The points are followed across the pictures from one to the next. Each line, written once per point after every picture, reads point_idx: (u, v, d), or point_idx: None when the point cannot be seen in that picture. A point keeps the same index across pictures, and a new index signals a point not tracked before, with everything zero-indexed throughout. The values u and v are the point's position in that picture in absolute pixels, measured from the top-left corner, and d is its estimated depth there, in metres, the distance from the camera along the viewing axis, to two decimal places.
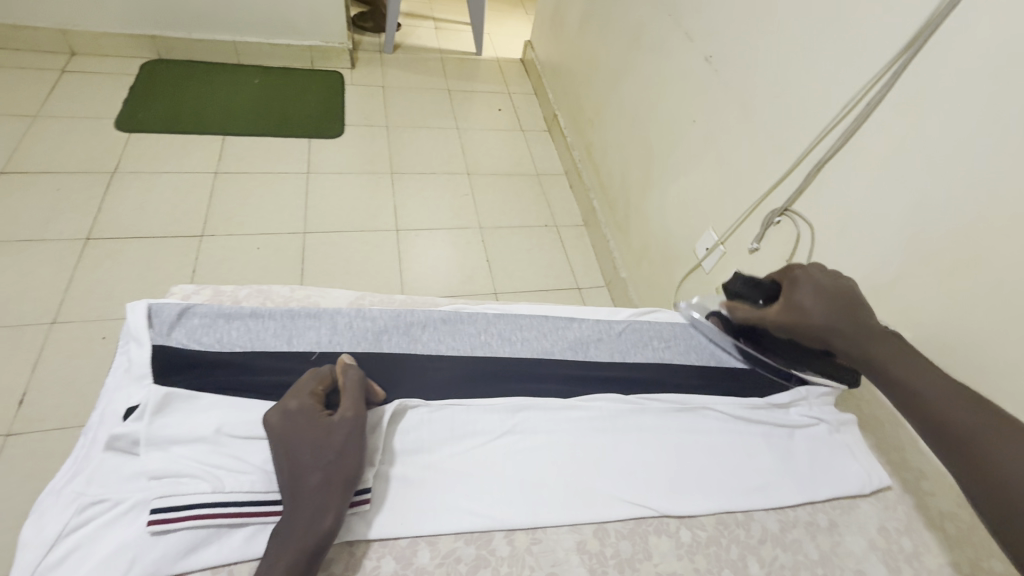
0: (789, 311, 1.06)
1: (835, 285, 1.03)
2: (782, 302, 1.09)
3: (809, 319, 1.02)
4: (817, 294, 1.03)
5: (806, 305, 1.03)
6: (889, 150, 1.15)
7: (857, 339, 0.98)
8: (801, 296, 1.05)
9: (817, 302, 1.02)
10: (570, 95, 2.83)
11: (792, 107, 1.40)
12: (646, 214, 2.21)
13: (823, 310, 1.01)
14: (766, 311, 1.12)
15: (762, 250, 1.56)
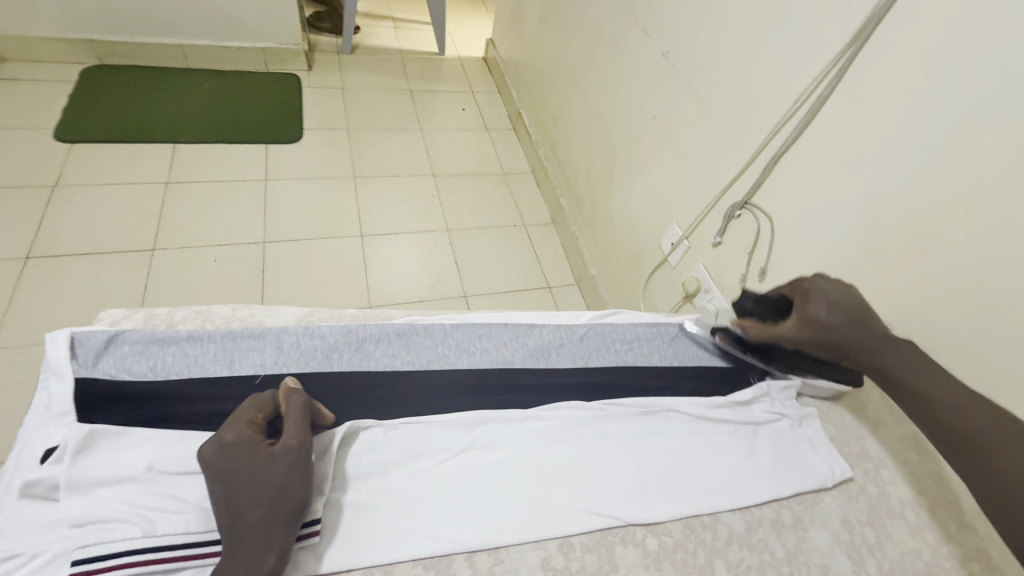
0: (801, 329, 0.70)
1: (847, 294, 0.70)
2: (793, 316, 0.72)
3: (826, 338, 0.68)
4: (830, 306, 0.69)
5: (822, 320, 0.68)
6: (782, 118, 1.05)
7: (861, 338, 0.66)
8: (814, 310, 0.70)
9: (832, 315, 0.68)
10: (489, 86, 2.66)
11: (688, 86, 1.32)
12: (565, 206, 2.06)
13: (839, 324, 0.67)
14: (778, 331, 0.74)
15: (672, 238, 1.45)
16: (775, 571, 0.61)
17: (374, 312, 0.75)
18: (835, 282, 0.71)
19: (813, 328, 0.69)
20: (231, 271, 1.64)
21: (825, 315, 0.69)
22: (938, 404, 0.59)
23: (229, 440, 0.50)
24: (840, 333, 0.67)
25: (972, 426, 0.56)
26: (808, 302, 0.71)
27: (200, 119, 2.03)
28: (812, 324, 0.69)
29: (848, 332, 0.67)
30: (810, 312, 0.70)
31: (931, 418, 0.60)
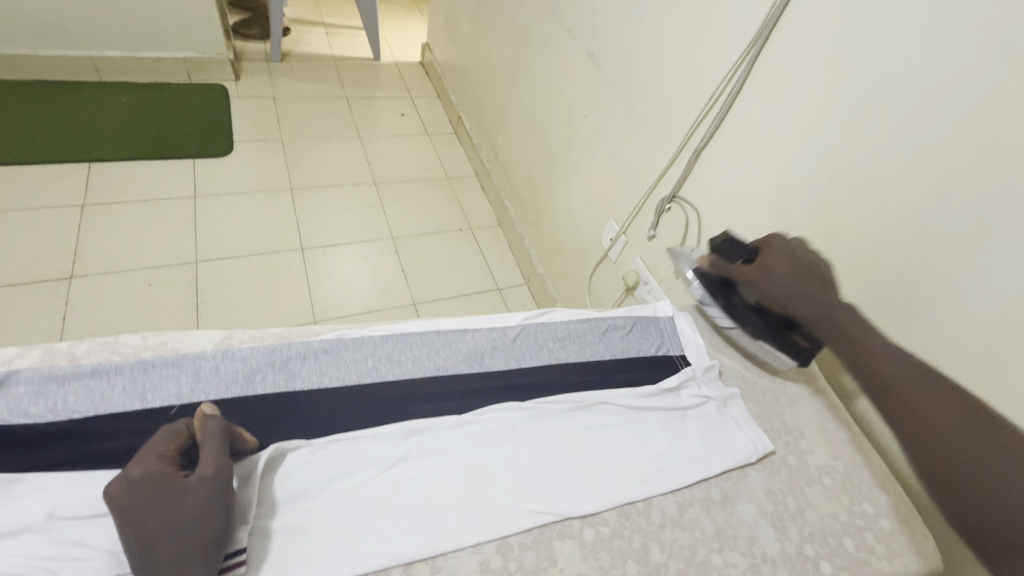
0: (758, 275, 0.79)
1: (810, 257, 0.78)
2: (754, 263, 0.81)
3: (777, 291, 0.78)
4: (789, 264, 0.78)
5: (777, 274, 0.78)
6: (698, 114, 1.10)
7: (818, 299, 0.75)
8: (773, 262, 0.79)
9: (793, 278, 0.77)
10: (427, 90, 2.64)
11: (614, 86, 1.36)
12: (509, 207, 2.08)
13: (794, 283, 0.77)
14: (735, 273, 0.82)
15: (610, 234, 1.49)
16: (706, 546, 0.64)
17: (299, 328, 0.73)
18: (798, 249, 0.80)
19: (769, 277, 0.78)
20: (161, 294, 1.55)
21: (781, 269, 0.78)
22: (895, 379, 0.66)
23: (135, 475, 0.48)
24: (791, 289, 0.77)
25: (922, 400, 0.63)
26: (769, 257, 0.80)
27: (118, 135, 1.91)
28: (770, 274, 0.78)
29: (800, 288, 0.76)
30: (769, 264, 0.79)
31: (886, 391, 0.66)
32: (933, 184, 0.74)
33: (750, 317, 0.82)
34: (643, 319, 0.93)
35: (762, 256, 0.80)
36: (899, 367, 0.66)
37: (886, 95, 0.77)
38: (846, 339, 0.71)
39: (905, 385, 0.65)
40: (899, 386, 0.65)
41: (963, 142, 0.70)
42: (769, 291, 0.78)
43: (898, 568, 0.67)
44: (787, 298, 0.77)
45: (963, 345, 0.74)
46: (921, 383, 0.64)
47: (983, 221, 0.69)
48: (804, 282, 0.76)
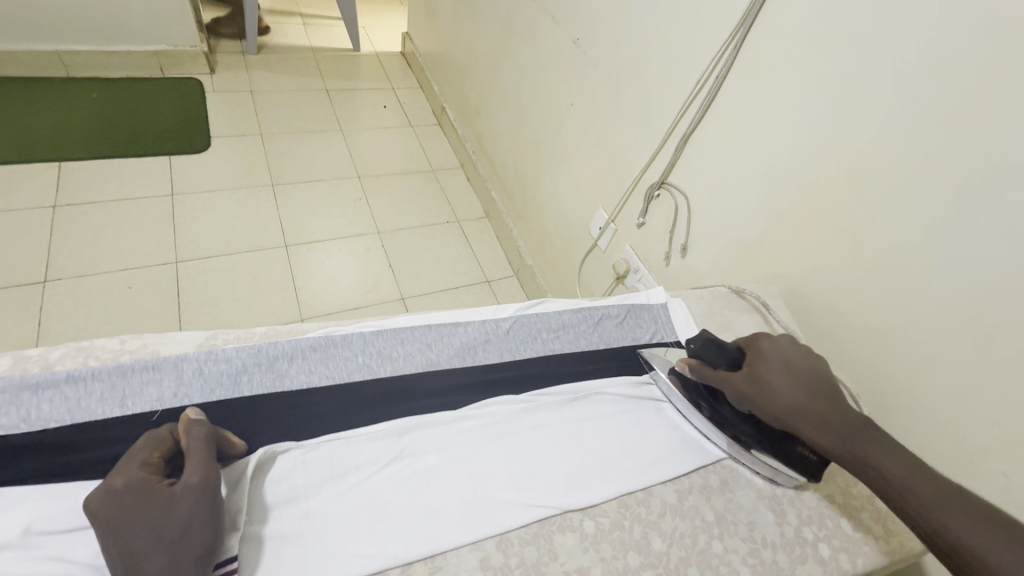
0: (750, 386, 0.67)
1: (806, 359, 0.67)
2: (744, 370, 0.69)
3: (779, 405, 0.64)
4: (786, 370, 0.65)
5: (774, 382, 0.65)
6: (686, 98, 1.09)
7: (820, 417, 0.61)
8: (766, 369, 0.66)
9: (796, 389, 0.64)
10: (409, 81, 2.59)
11: (600, 73, 1.34)
12: (496, 198, 2.05)
13: (792, 392, 0.63)
14: (722, 381, 0.69)
15: (599, 222, 1.48)
16: (706, 534, 0.64)
17: (286, 326, 0.71)
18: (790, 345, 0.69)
19: (763, 389, 0.65)
20: (141, 296, 1.51)
21: (777, 378, 0.65)
22: (921, 499, 0.52)
23: (117, 486, 0.45)
24: (793, 399, 0.63)
25: (960, 531, 0.49)
26: (758, 363, 0.68)
27: (89, 133, 1.84)
28: (763, 385, 0.66)
29: (802, 401, 0.63)
30: (761, 373, 0.66)
31: (920, 524, 0.52)
32: (925, 164, 0.73)
33: (741, 426, 0.70)
34: (637, 307, 0.92)
35: (752, 363, 0.69)
36: (925, 484, 0.53)
37: (875, 76, 0.77)
38: (853, 459, 0.58)
39: (936, 516, 0.51)
40: (915, 494, 0.53)
41: (952, 121, 0.69)
42: (767, 404, 0.65)
43: (894, 548, 0.68)
44: (787, 415, 0.63)
45: (954, 325, 0.75)
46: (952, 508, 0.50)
47: (973, 200, 0.69)
48: (809, 392, 0.63)
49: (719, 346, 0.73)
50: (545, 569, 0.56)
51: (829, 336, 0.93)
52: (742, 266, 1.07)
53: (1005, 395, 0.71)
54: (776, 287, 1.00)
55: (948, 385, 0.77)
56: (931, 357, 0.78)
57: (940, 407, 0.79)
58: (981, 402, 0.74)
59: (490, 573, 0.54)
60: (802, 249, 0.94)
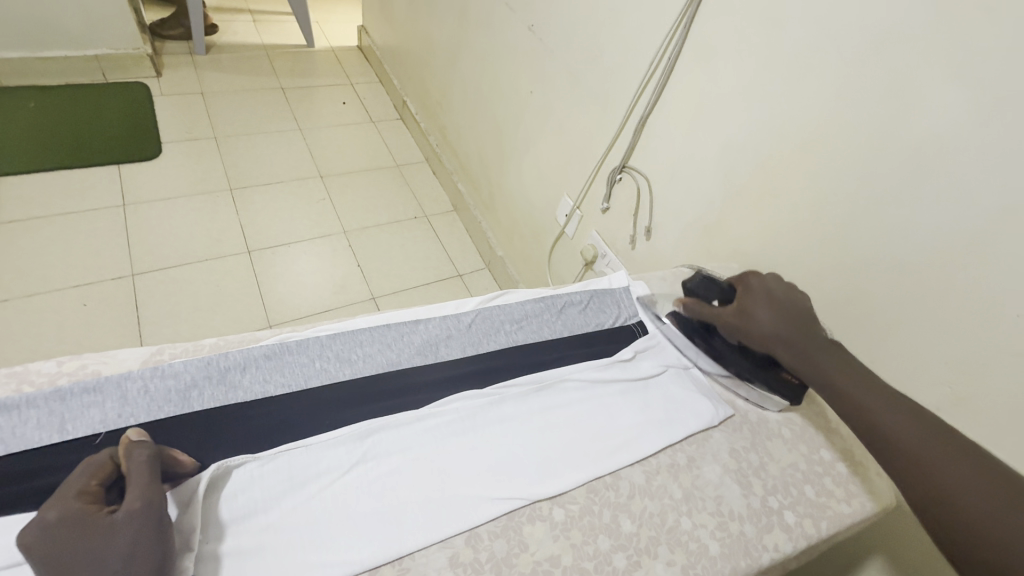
0: (739, 319, 0.75)
1: (788, 292, 0.75)
2: (734, 304, 0.77)
3: (767, 337, 0.72)
4: (770, 304, 0.73)
5: (760, 316, 0.73)
6: (641, 80, 1.09)
7: (795, 339, 0.70)
8: (753, 304, 0.74)
9: (777, 319, 0.72)
10: (368, 76, 2.53)
11: (556, 58, 1.33)
12: (463, 190, 2.03)
13: (775, 320, 0.72)
14: (715, 314, 0.78)
15: (565, 210, 1.48)
16: (675, 511, 0.64)
17: (237, 335, 0.69)
18: (776, 282, 0.76)
19: (750, 320, 0.74)
20: (97, 313, 1.44)
21: (761, 308, 0.74)
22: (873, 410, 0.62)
23: (51, 519, 0.44)
24: (780, 330, 0.71)
25: (911, 440, 0.58)
26: (750, 300, 0.75)
27: (29, 144, 1.74)
28: (747, 316, 0.74)
29: (784, 331, 0.71)
30: (747, 306, 0.75)
31: (868, 427, 0.62)
32: (868, 135, 0.75)
33: (734, 357, 0.79)
34: (600, 292, 0.92)
35: (740, 297, 0.77)
36: (874, 397, 0.63)
37: (818, 49, 0.78)
38: (834, 385, 0.66)
39: (892, 426, 0.60)
40: (864, 402, 0.63)
41: (894, 88, 0.71)
42: (752, 332, 0.73)
43: (856, 509, 0.70)
44: (772, 342, 0.72)
45: (903, 288, 0.77)
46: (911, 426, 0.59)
47: (915, 166, 0.71)
48: (794, 322, 0.71)
49: (714, 284, 0.81)
50: (516, 561, 0.56)
51: None
52: (704, 244, 1.08)
53: (953, 353, 0.74)
54: (737, 264, 1.02)
55: (901, 348, 0.80)
56: (884, 321, 0.81)
57: (893, 369, 0.81)
58: (930, 362, 0.76)
59: (459, 570, 0.54)
60: (760, 224, 0.95)
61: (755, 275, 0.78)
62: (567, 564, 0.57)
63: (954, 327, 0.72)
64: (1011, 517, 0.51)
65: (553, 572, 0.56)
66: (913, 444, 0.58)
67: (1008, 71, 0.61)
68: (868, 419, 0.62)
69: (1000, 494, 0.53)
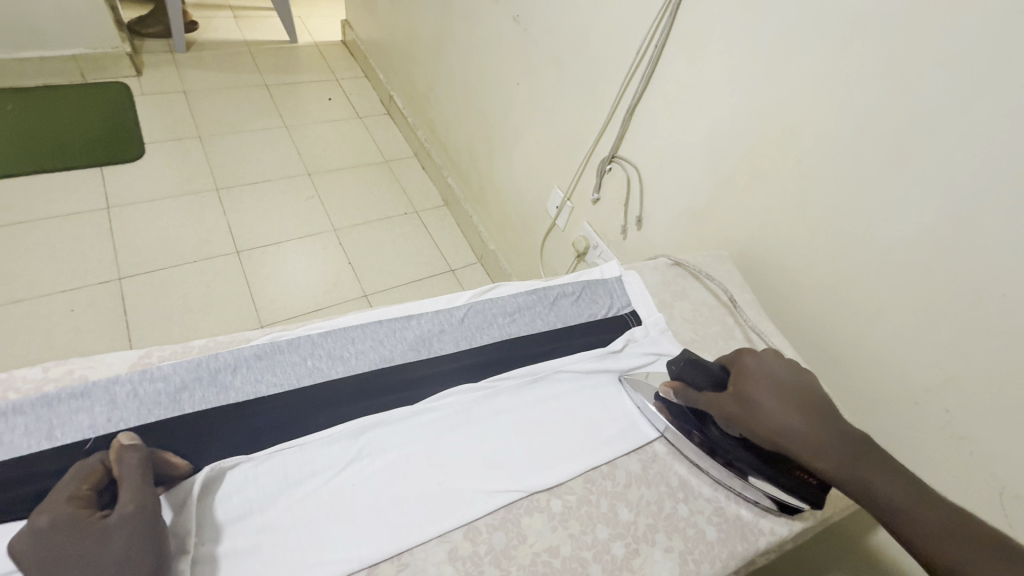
0: (739, 409, 0.62)
1: (792, 374, 0.63)
2: (730, 391, 0.64)
3: (773, 427, 0.59)
4: (776, 392, 0.60)
5: (765, 405, 0.60)
6: (628, 68, 1.08)
7: (811, 432, 0.57)
8: (753, 389, 0.62)
9: (787, 410, 0.59)
10: (354, 71, 2.50)
11: (543, 49, 1.32)
12: (453, 184, 2.02)
13: (784, 412, 0.59)
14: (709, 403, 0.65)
15: (556, 202, 1.47)
16: (671, 498, 0.65)
17: (226, 335, 0.68)
18: (773, 363, 0.64)
19: (753, 409, 0.61)
20: (85, 318, 1.42)
21: (765, 396, 0.61)
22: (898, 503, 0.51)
23: (42, 525, 0.43)
24: (789, 423, 0.58)
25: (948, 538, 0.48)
26: (748, 387, 0.62)
27: (7, 147, 1.70)
28: (750, 404, 0.61)
29: (799, 426, 0.58)
30: (748, 392, 0.62)
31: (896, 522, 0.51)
32: (855, 119, 0.76)
33: (736, 452, 0.64)
34: (592, 283, 0.91)
35: (737, 381, 0.64)
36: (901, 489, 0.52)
37: (804, 34, 0.78)
38: (878, 499, 0.52)
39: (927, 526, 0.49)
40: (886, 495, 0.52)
41: (880, 71, 0.71)
42: (759, 427, 0.60)
43: (850, 491, 0.71)
44: (780, 438, 0.58)
45: (892, 271, 0.78)
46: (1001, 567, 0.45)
47: (903, 149, 0.72)
48: (805, 412, 0.59)
49: (703, 365, 0.68)
50: (515, 553, 0.56)
51: (780, 293, 0.95)
52: (695, 233, 1.08)
53: (941, 333, 0.74)
54: (729, 252, 1.02)
55: (889, 330, 0.80)
56: (875, 303, 0.81)
57: (883, 352, 0.82)
58: (919, 342, 0.77)
59: (458, 564, 0.54)
60: (749, 211, 0.96)
61: (749, 355, 0.66)
62: (566, 554, 0.57)
63: (942, 307, 0.73)
64: None
65: (553, 562, 0.56)
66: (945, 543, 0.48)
67: (991, 50, 0.61)
68: (927, 545, 0.48)
69: None
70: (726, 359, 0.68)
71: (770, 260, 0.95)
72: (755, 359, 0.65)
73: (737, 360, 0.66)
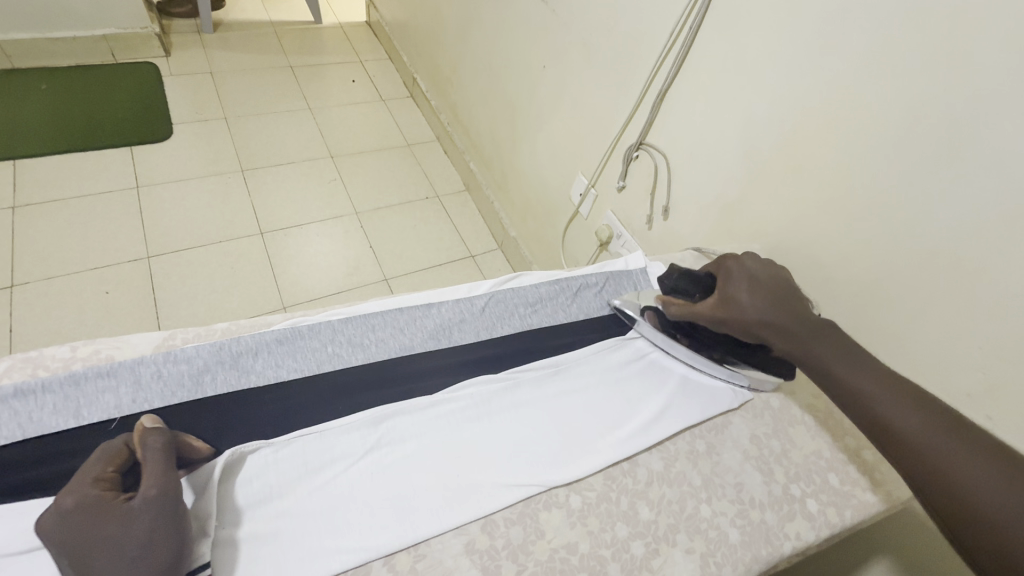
0: (721, 308, 0.70)
1: (768, 273, 0.71)
2: (715, 294, 0.72)
3: (747, 319, 0.68)
4: (752, 290, 0.69)
5: (745, 301, 0.69)
6: (660, 53, 1.04)
7: (778, 322, 0.66)
8: (735, 290, 0.70)
9: (762, 303, 0.68)
10: (377, 53, 2.47)
11: (571, 31, 1.28)
12: (475, 168, 2.00)
13: (763, 306, 0.68)
14: (696, 308, 0.73)
15: (580, 189, 1.44)
16: (694, 498, 0.63)
17: (249, 319, 0.68)
18: (755, 267, 0.72)
19: (734, 307, 0.69)
20: (116, 295, 1.46)
21: (744, 295, 0.69)
22: (828, 363, 0.62)
23: (69, 506, 0.44)
24: (765, 314, 0.67)
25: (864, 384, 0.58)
26: (731, 285, 0.71)
27: (42, 127, 1.74)
28: (732, 303, 0.70)
29: (774, 319, 0.67)
30: (731, 293, 0.70)
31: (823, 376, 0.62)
32: (902, 109, 0.71)
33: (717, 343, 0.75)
34: (617, 274, 0.89)
35: (722, 284, 0.72)
36: (834, 353, 0.62)
37: (852, 17, 0.73)
38: (814, 362, 0.63)
39: (849, 375, 0.60)
40: (819, 358, 0.63)
41: (934, 56, 0.66)
42: (739, 322, 0.69)
43: (881, 498, 0.69)
44: (757, 326, 0.68)
45: (933, 271, 0.73)
46: (899, 401, 0.56)
47: (953, 139, 0.67)
48: (774, 302, 0.68)
49: (692, 275, 0.77)
50: (532, 548, 0.55)
51: (813, 291, 0.91)
52: (723, 224, 1.04)
53: (988, 335, 0.70)
54: (759, 244, 0.98)
55: (928, 333, 0.76)
56: (911, 305, 0.77)
57: (919, 355, 0.78)
58: (960, 347, 0.73)
59: (475, 557, 0.53)
60: (781, 205, 0.92)
61: (731, 260, 0.74)
62: (584, 551, 0.56)
63: (988, 311, 0.69)
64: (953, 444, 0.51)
65: (570, 559, 0.55)
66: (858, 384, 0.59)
67: None
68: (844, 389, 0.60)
69: (942, 424, 0.53)
70: (713, 266, 0.76)
71: (803, 256, 0.91)
72: (737, 264, 0.72)
73: (719, 265, 0.75)
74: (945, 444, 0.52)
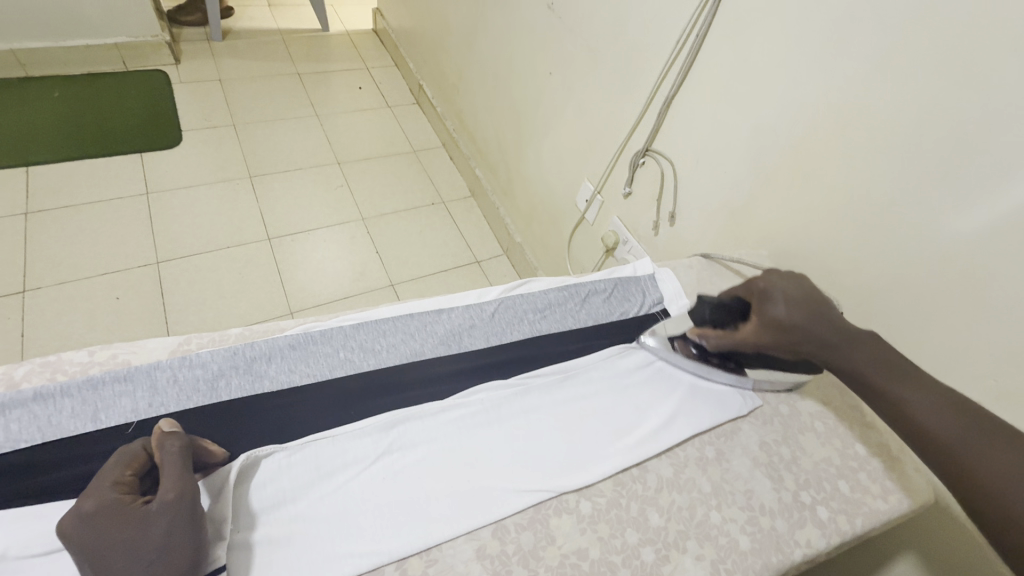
0: (762, 330, 0.70)
1: (801, 285, 0.71)
2: (753, 319, 0.72)
3: (789, 336, 0.67)
4: (789, 304, 0.68)
5: (784, 319, 0.68)
6: (667, 60, 1.05)
7: (817, 335, 0.66)
8: (774, 309, 0.69)
9: (799, 317, 0.67)
10: (384, 60, 2.50)
11: (578, 39, 1.29)
12: (481, 175, 2.01)
13: (800, 321, 0.67)
14: (737, 336, 0.73)
15: (586, 195, 1.45)
16: (704, 505, 0.63)
17: (262, 325, 0.69)
18: (789, 280, 0.71)
19: (774, 326, 0.69)
20: (125, 300, 1.47)
21: (784, 314, 0.68)
22: (862, 367, 0.62)
23: (88, 509, 0.45)
24: (804, 328, 0.67)
25: (902, 391, 0.59)
26: (767, 302, 0.70)
27: (55, 134, 1.76)
28: (772, 323, 0.69)
29: (812, 331, 0.66)
30: (770, 313, 0.69)
31: (857, 381, 0.63)
32: (911, 117, 0.71)
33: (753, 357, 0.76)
34: (625, 280, 0.90)
35: (758, 307, 0.71)
36: (868, 358, 0.63)
37: (861, 25, 0.73)
38: (850, 369, 0.63)
39: (888, 382, 0.60)
40: (853, 364, 0.63)
41: (947, 63, 0.66)
42: (783, 342, 0.68)
43: (892, 505, 0.68)
44: (798, 343, 0.67)
45: (943, 278, 0.74)
46: (935, 406, 0.56)
47: (961, 148, 0.67)
48: (810, 314, 0.67)
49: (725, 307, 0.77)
50: (543, 553, 0.56)
51: None
52: (730, 231, 1.05)
53: (1000, 343, 0.70)
54: (766, 251, 0.98)
55: (938, 342, 0.76)
56: (921, 313, 0.77)
57: (929, 362, 0.78)
58: (970, 354, 0.73)
59: (487, 562, 0.54)
60: (788, 211, 0.92)
61: (763, 278, 0.73)
62: (595, 557, 0.56)
63: (1000, 316, 0.69)
64: (989, 449, 0.52)
65: (581, 565, 0.55)
66: (894, 390, 0.59)
67: None
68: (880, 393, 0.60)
69: (977, 428, 0.54)
70: (744, 290, 0.75)
71: (810, 262, 0.91)
72: (769, 281, 0.72)
73: (752, 285, 0.74)
74: (981, 449, 0.52)
